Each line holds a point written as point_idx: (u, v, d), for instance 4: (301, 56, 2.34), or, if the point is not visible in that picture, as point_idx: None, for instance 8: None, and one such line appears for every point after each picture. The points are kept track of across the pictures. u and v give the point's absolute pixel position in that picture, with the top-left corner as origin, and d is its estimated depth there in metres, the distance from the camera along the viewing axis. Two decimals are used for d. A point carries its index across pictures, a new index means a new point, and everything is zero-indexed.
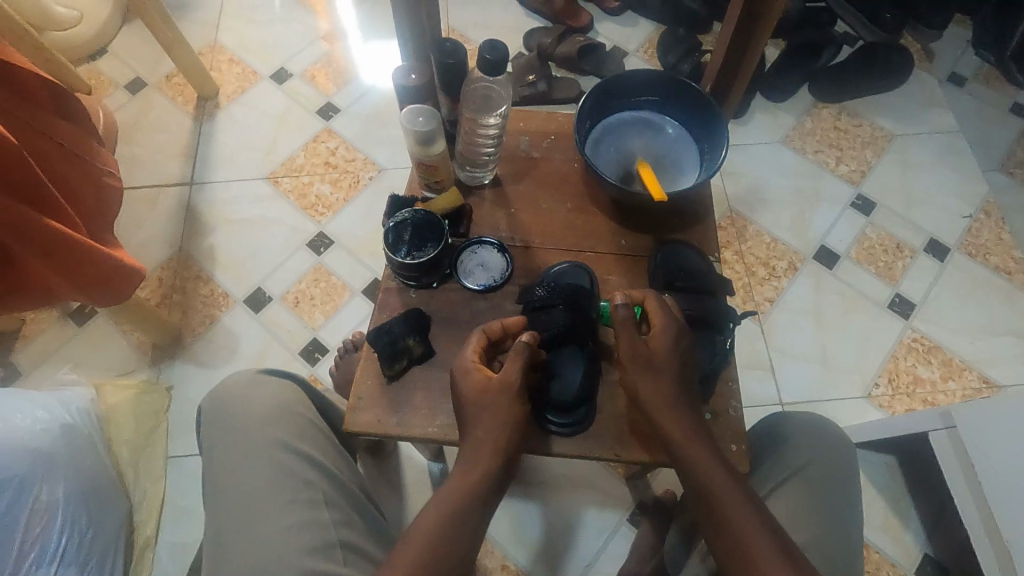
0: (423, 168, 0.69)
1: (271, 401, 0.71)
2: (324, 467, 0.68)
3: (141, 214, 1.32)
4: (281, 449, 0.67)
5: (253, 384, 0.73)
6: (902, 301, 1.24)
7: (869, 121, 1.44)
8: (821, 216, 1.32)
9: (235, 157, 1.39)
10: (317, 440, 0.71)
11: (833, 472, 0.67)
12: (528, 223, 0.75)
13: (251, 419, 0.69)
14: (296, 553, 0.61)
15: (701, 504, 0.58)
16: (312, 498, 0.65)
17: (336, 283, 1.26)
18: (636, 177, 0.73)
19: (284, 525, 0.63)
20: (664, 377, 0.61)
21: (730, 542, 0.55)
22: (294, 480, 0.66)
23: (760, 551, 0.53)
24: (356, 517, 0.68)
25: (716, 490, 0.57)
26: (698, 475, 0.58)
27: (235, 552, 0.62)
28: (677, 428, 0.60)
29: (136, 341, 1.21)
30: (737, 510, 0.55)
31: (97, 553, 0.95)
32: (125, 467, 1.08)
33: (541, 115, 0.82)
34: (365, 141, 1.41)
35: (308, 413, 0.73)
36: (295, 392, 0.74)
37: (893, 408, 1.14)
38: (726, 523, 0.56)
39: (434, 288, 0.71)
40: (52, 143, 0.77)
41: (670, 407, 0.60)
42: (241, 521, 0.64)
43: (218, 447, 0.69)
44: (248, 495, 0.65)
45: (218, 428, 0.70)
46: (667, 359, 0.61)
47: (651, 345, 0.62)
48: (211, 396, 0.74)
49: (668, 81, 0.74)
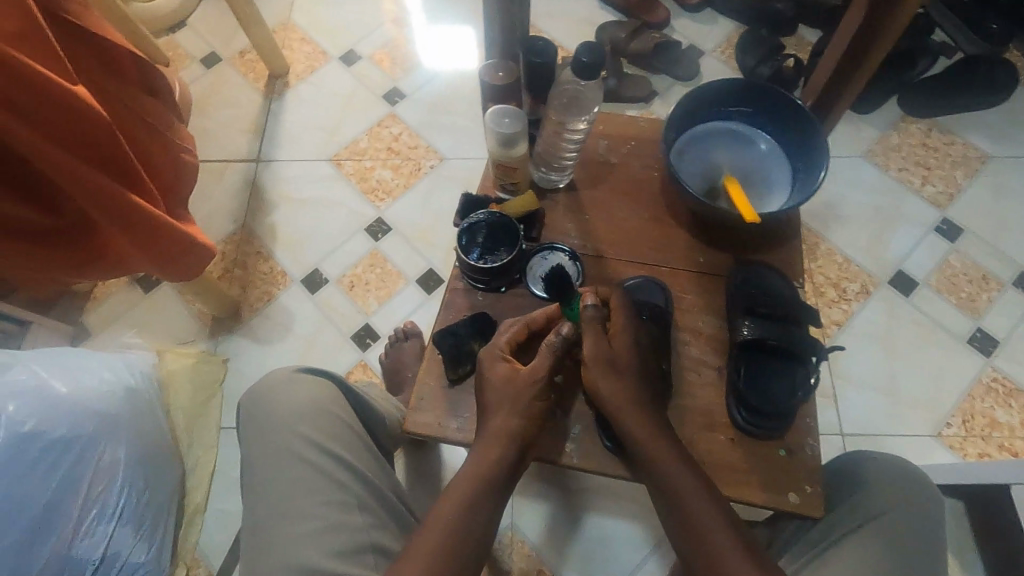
0: (501, 169, 0.69)
1: (308, 400, 0.71)
2: (357, 469, 0.68)
3: (209, 188, 1.35)
4: (315, 450, 0.67)
5: (290, 383, 0.73)
6: (984, 337, 1.16)
7: (963, 139, 1.34)
8: (901, 238, 1.24)
9: (301, 137, 1.40)
10: (351, 441, 0.70)
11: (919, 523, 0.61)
12: (602, 232, 0.72)
13: (288, 418, 0.69)
14: (327, 556, 0.61)
15: (665, 505, 0.57)
16: (345, 500, 0.65)
17: (391, 270, 1.26)
18: (722, 192, 0.70)
19: (316, 528, 0.63)
20: (625, 376, 0.60)
21: (698, 547, 0.54)
22: (327, 482, 0.65)
23: (727, 554, 0.52)
24: (387, 522, 0.68)
25: (678, 490, 0.56)
26: (667, 479, 0.57)
27: (269, 550, 0.63)
28: (640, 429, 0.58)
29: (197, 312, 1.24)
30: (702, 511, 0.55)
31: (151, 515, 0.99)
32: (180, 434, 1.11)
33: (620, 119, 0.79)
34: (428, 128, 1.40)
35: (344, 414, 0.72)
36: (332, 391, 0.74)
37: (965, 451, 1.07)
38: (694, 527, 0.54)
39: (501, 293, 0.69)
40: (139, 120, 0.79)
41: (634, 406, 0.59)
42: (275, 520, 0.64)
43: (254, 444, 0.69)
44: (282, 494, 0.65)
45: (256, 424, 0.70)
46: (627, 358, 0.61)
47: (612, 343, 0.61)
48: (250, 391, 0.74)
49: (768, 91, 0.70)
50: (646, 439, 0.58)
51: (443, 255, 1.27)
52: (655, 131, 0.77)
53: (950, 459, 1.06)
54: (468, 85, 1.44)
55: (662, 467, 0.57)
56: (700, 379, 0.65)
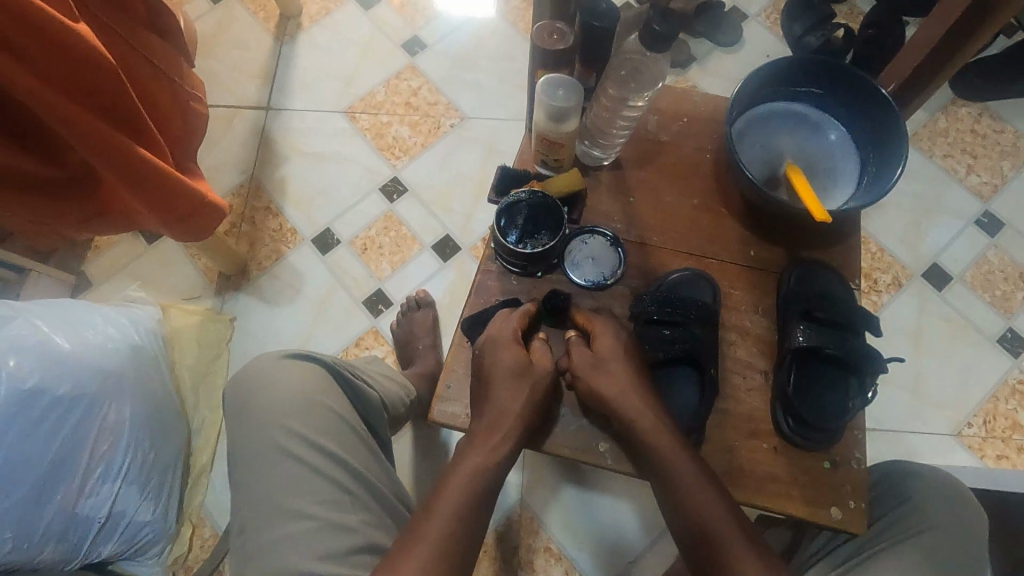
0: (547, 143, 0.66)
1: (295, 393, 0.67)
2: (349, 466, 0.65)
3: (216, 136, 1.28)
4: (305, 446, 0.64)
5: (276, 372, 0.69)
6: (1015, 337, 1.12)
7: (1013, 127, 1.27)
8: (940, 230, 1.19)
9: (314, 86, 1.32)
10: (343, 435, 0.68)
11: (963, 546, 0.63)
12: (647, 217, 0.71)
13: (276, 411, 0.66)
14: (320, 558, 0.59)
15: (668, 499, 0.58)
16: (337, 498, 0.63)
17: (406, 234, 1.21)
18: (783, 181, 0.68)
19: (305, 527, 0.61)
20: (624, 380, 0.61)
21: (708, 549, 0.55)
22: (319, 479, 0.63)
23: (736, 554, 0.53)
24: (383, 519, 0.66)
25: (681, 480, 0.57)
26: (673, 480, 0.57)
27: (259, 550, 0.61)
28: (645, 431, 0.59)
29: (204, 267, 1.20)
30: (709, 505, 0.56)
31: (157, 475, 0.97)
32: (186, 393, 1.09)
33: (674, 92, 0.75)
34: (450, 83, 1.31)
35: (336, 405, 0.69)
36: (324, 379, 0.70)
37: (983, 452, 1.06)
38: (703, 528, 0.55)
39: (537, 277, 0.69)
40: (145, 62, 0.71)
41: (635, 399, 0.60)
42: (265, 519, 0.62)
43: (241, 438, 0.67)
44: (271, 492, 0.63)
45: (243, 416, 0.67)
46: (620, 361, 0.62)
47: (597, 347, 0.63)
48: (236, 380, 0.71)
49: (847, 78, 0.68)
50: (650, 442, 0.59)
51: (461, 222, 1.21)
52: (709, 110, 0.74)
53: (968, 460, 1.05)
54: (494, 38, 1.34)
55: (668, 467, 0.58)
56: (745, 383, 0.65)
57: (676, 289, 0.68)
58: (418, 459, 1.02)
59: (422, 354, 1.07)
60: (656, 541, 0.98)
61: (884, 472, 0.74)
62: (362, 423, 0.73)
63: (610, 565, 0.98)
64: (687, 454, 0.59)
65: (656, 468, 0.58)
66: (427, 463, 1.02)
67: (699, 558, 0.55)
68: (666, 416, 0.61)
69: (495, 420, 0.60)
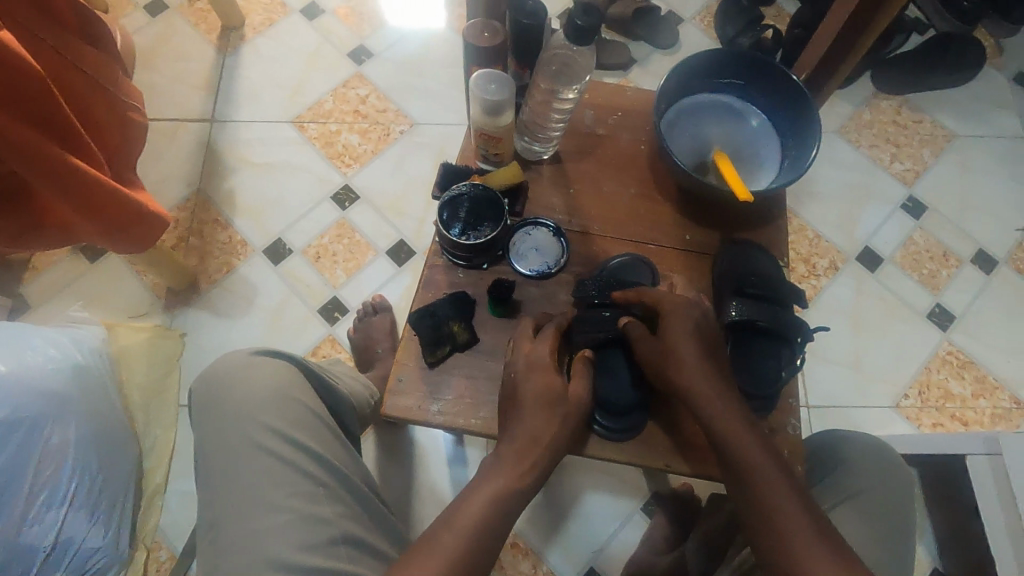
0: (485, 138, 0.69)
1: (264, 385, 0.65)
2: (323, 457, 0.63)
3: (160, 150, 1.26)
4: (277, 439, 0.62)
5: (246, 366, 0.67)
6: (943, 312, 1.20)
7: (930, 117, 1.36)
8: (871, 215, 1.26)
9: (259, 96, 1.31)
10: (315, 427, 0.65)
11: (886, 504, 0.68)
12: (587, 207, 0.74)
13: (244, 404, 0.64)
14: (296, 551, 0.57)
15: (746, 497, 0.57)
16: (311, 490, 0.60)
17: (360, 241, 1.20)
18: (711, 167, 0.73)
19: (280, 520, 0.58)
20: (699, 362, 0.60)
21: (766, 526, 0.55)
22: (291, 472, 0.61)
23: (798, 535, 0.53)
24: (359, 511, 0.64)
25: (761, 476, 0.56)
26: (754, 476, 0.57)
27: (230, 546, 0.58)
28: (711, 411, 0.59)
29: (151, 282, 1.16)
30: (783, 505, 0.55)
31: (108, 498, 0.93)
32: (136, 412, 1.05)
33: (609, 88, 0.79)
34: (398, 90, 1.32)
35: (308, 399, 0.67)
36: (294, 373, 0.68)
37: (920, 421, 1.12)
38: (766, 508, 0.55)
39: (484, 269, 0.71)
40: (80, 74, 0.71)
41: (719, 396, 0.60)
42: (236, 514, 0.59)
43: (209, 433, 0.64)
44: (242, 487, 0.60)
45: (210, 411, 0.65)
46: (691, 344, 0.61)
47: (670, 338, 0.62)
48: (203, 377, 0.68)
49: (763, 67, 0.73)
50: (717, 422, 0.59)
51: (415, 226, 1.22)
52: (642, 104, 0.78)
53: (906, 429, 1.11)
54: (441, 46, 1.36)
55: (737, 446, 0.58)
56: None
57: (618, 274, 0.70)
58: (382, 462, 1.02)
59: (380, 358, 1.07)
60: (621, 527, 1.01)
61: (818, 439, 0.78)
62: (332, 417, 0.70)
63: (578, 556, 1.00)
64: (755, 435, 0.59)
65: (722, 446, 0.59)
66: (389, 467, 1.02)
67: (757, 534, 0.56)
68: (737, 398, 0.61)
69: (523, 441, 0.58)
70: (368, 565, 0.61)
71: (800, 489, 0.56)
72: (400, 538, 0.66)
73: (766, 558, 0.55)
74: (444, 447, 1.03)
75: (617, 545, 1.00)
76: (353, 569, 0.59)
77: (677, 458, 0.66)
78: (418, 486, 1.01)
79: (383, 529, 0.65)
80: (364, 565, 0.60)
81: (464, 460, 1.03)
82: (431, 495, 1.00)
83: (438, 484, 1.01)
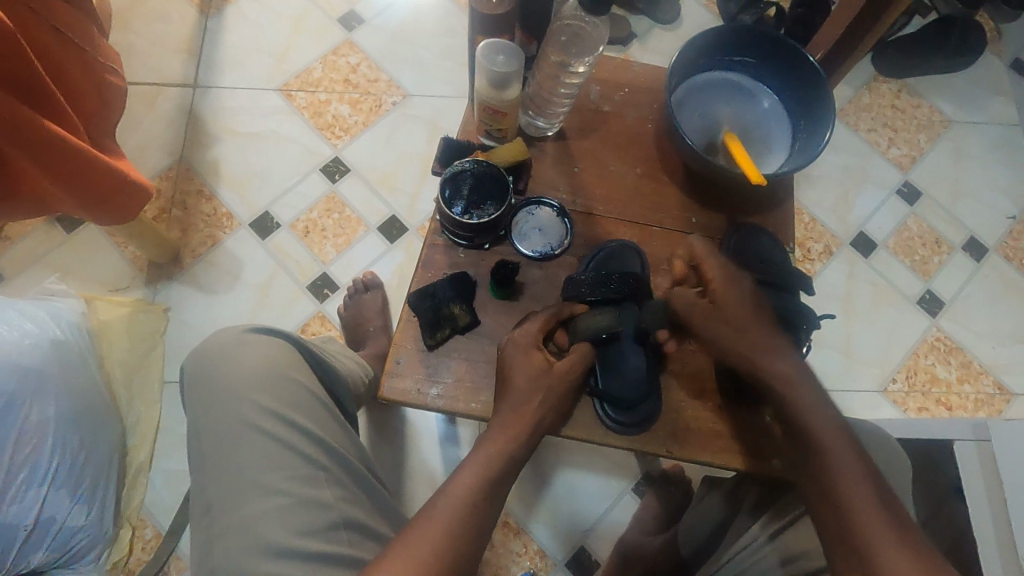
0: (490, 113, 0.67)
1: (260, 364, 0.63)
2: (320, 440, 0.61)
3: (139, 116, 1.20)
4: (274, 421, 0.60)
5: (240, 346, 0.64)
6: (933, 297, 1.21)
7: (928, 102, 1.35)
8: (866, 199, 1.26)
9: (244, 62, 1.25)
10: (313, 409, 0.63)
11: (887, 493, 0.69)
12: (592, 187, 0.72)
13: (239, 385, 0.61)
14: (294, 535, 0.55)
15: (809, 461, 0.58)
16: (309, 473, 0.59)
17: (351, 216, 1.17)
18: (721, 148, 0.71)
19: (275, 503, 0.57)
20: (762, 334, 0.62)
21: (822, 483, 0.56)
22: (289, 454, 0.59)
23: (859, 503, 0.54)
24: (357, 494, 0.62)
25: (828, 443, 0.57)
26: (818, 441, 0.57)
27: (225, 531, 0.56)
28: (777, 380, 0.60)
29: (131, 256, 1.12)
30: (846, 471, 0.55)
31: (90, 477, 0.91)
32: (118, 389, 1.02)
33: (615, 63, 0.76)
34: (390, 59, 1.27)
35: (304, 379, 0.65)
36: (291, 353, 0.66)
37: (906, 405, 1.14)
38: (831, 475, 0.56)
39: (485, 250, 0.69)
40: (50, 30, 0.65)
41: (780, 359, 0.61)
42: (232, 497, 0.57)
43: (202, 414, 0.62)
44: (238, 469, 0.58)
45: (202, 392, 0.63)
46: (747, 311, 0.63)
47: (728, 303, 0.63)
48: (193, 355, 0.65)
49: (778, 47, 0.71)
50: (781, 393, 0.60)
51: (407, 202, 1.18)
52: (649, 80, 0.76)
53: (893, 413, 1.13)
54: (435, 14, 1.31)
55: (802, 416, 0.59)
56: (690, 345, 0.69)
57: (609, 262, 0.68)
58: (372, 442, 1.01)
59: (372, 336, 1.05)
60: (612, 507, 1.01)
61: None
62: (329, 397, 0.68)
63: (568, 535, 1.00)
64: (826, 405, 0.59)
65: (785, 406, 0.60)
66: (381, 445, 1.01)
67: (816, 500, 0.56)
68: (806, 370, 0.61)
69: (511, 417, 0.58)
70: (368, 548, 0.59)
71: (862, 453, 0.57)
72: (398, 520, 0.65)
73: (822, 518, 0.55)
74: (436, 426, 1.02)
75: (606, 525, 1.01)
76: (353, 553, 0.57)
77: (678, 444, 0.66)
78: (410, 466, 1.00)
79: (381, 512, 0.64)
80: (364, 548, 0.59)
81: (455, 440, 1.02)
82: (421, 475, 1.00)
83: (430, 464, 1.01)
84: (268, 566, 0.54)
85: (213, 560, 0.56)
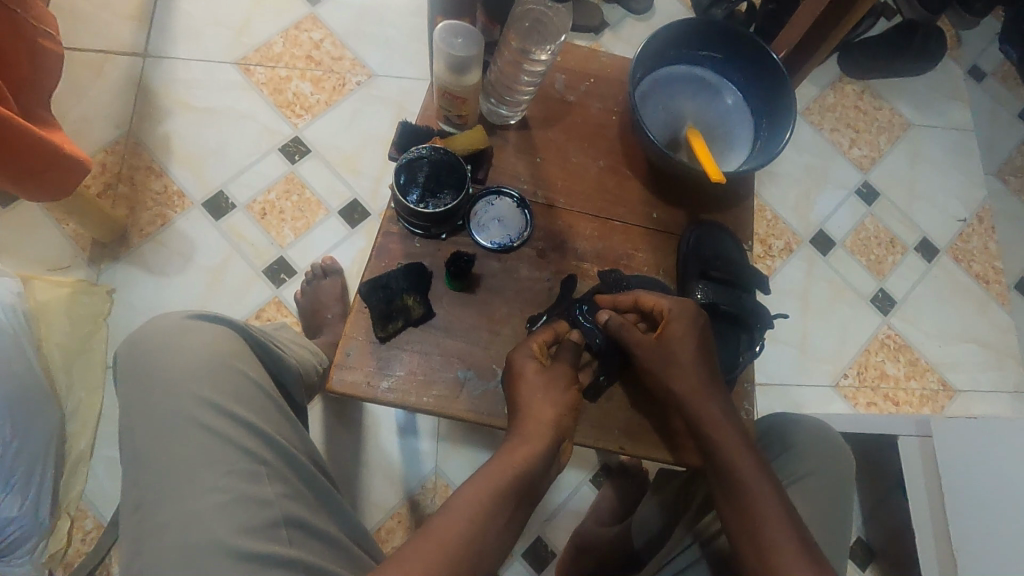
0: (449, 98, 0.65)
1: (201, 352, 0.60)
2: (264, 434, 0.59)
3: (84, 85, 1.13)
4: (215, 413, 0.57)
5: (180, 334, 0.61)
6: (885, 296, 1.24)
7: (890, 105, 1.38)
8: (827, 198, 1.29)
9: (200, 33, 1.19)
10: (258, 402, 0.61)
11: (826, 497, 0.70)
12: (553, 178, 0.71)
13: (178, 377, 0.59)
14: (234, 532, 0.53)
15: (728, 495, 0.59)
16: (249, 468, 0.56)
17: (310, 198, 1.13)
18: (683, 144, 0.71)
19: (214, 500, 0.54)
20: (697, 373, 0.61)
21: (744, 518, 0.57)
22: (229, 448, 0.56)
23: (781, 548, 0.55)
24: (303, 491, 0.60)
25: (744, 478, 0.58)
26: (739, 476, 0.58)
27: (158, 529, 0.54)
28: (705, 420, 0.60)
29: (73, 233, 1.06)
30: (766, 506, 0.57)
31: (23, 465, 0.87)
32: (57, 374, 0.97)
33: (582, 52, 0.75)
34: (355, 37, 1.23)
35: (247, 368, 0.62)
36: (236, 342, 0.64)
37: (856, 400, 1.17)
38: (749, 513, 0.57)
39: (443, 240, 0.67)
40: None
41: (707, 396, 0.61)
42: (166, 492, 0.55)
43: (136, 405, 0.58)
44: (174, 464, 0.55)
45: (135, 382, 0.59)
46: (692, 351, 0.62)
47: (669, 341, 0.62)
48: (129, 340, 0.62)
49: (744, 44, 0.71)
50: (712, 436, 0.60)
51: (369, 186, 1.15)
52: (614, 71, 0.75)
53: (843, 407, 1.16)
54: None
55: (727, 456, 0.59)
56: None
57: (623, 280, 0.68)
58: (328, 430, 0.99)
59: (330, 323, 1.02)
60: (569, 497, 1.02)
61: (767, 422, 0.79)
62: (277, 388, 0.67)
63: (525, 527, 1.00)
64: (747, 445, 0.60)
65: (708, 440, 0.60)
66: (338, 437, 0.99)
67: (744, 543, 0.57)
68: (733, 413, 0.62)
69: (524, 431, 0.56)
70: (311, 547, 0.57)
71: (778, 487, 0.58)
72: (346, 518, 0.63)
73: (744, 552, 0.57)
74: (394, 415, 1.01)
75: (563, 516, 1.01)
76: (296, 553, 0.55)
77: (631, 440, 0.66)
78: (367, 456, 0.99)
79: (329, 509, 0.62)
80: (307, 547, 0.57)
81: (414, 431, 1.01)
82: (379, 466, 0.98)
83: (387, 455, 0.99)
84: (204, 564, 0.52)
85: (143, 557, 0.53)
